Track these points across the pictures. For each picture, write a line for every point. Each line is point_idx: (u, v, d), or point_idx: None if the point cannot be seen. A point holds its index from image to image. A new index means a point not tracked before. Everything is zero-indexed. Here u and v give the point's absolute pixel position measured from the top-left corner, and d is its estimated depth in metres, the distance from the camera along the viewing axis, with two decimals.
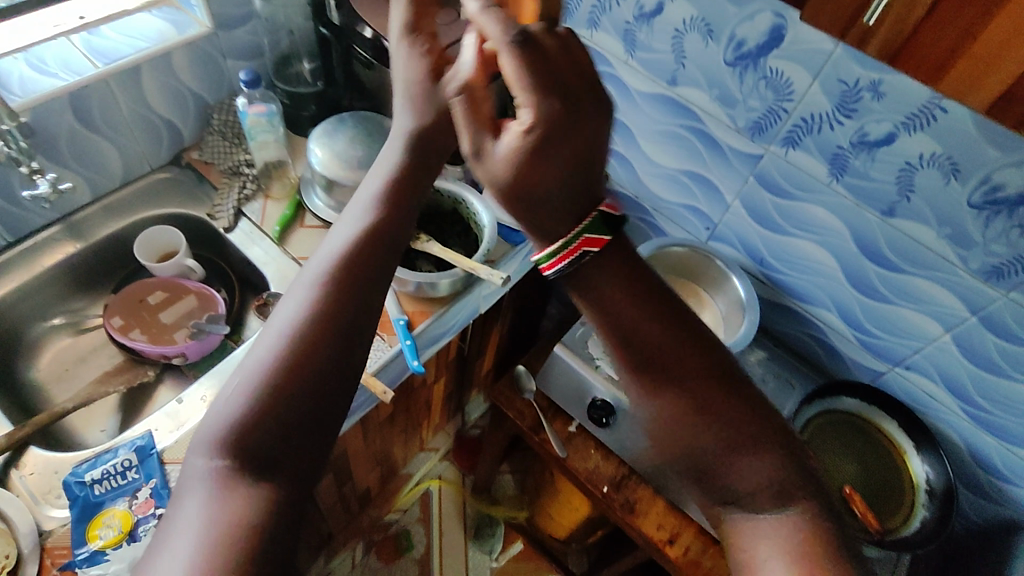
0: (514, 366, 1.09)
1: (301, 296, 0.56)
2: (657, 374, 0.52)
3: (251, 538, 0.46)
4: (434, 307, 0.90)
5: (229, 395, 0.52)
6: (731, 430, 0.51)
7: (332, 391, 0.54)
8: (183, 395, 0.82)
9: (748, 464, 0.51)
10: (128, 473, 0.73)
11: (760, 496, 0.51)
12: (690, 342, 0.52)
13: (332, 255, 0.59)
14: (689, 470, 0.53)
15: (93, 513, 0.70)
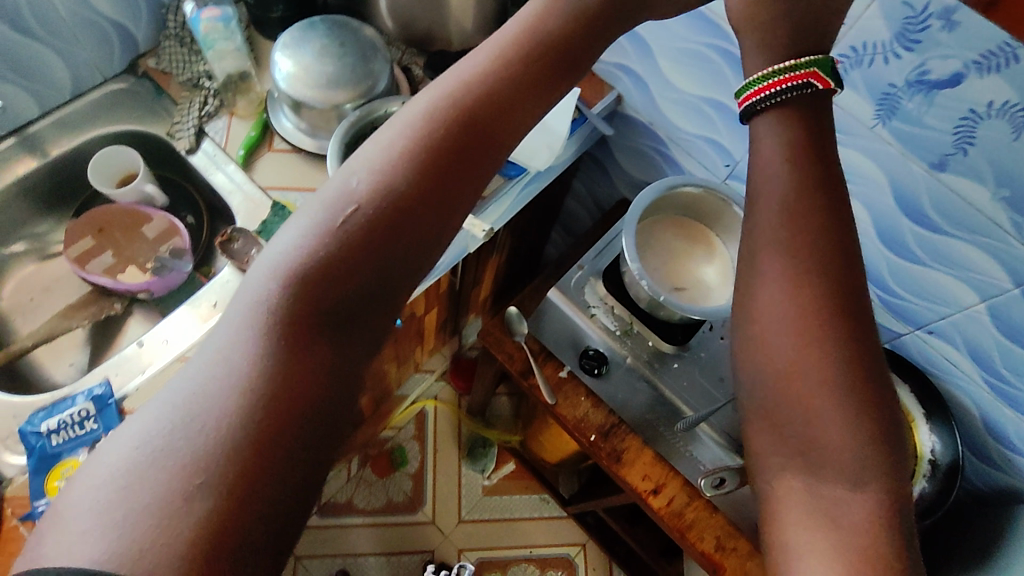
0: (506, 307, 0.99)
1: (414, 127, 0.49)
2: (835, 298, 0.51)
3: (287, 405, 0.41)
4: None
5: (312, 218, 0.45)
6: (845, 378, 0.49)
7: (411, 259, 0.47)
8: (143, 338, 0.76)
9: (835, 412, 0.48)
10: (87, 423, 0.70)
11: (840, 458, 0.48)
12: (849, 296, 0.51)
13: (457, 89, 0.51)
14: (771, 406, 0.51)
15: (51, 464, 0.68)
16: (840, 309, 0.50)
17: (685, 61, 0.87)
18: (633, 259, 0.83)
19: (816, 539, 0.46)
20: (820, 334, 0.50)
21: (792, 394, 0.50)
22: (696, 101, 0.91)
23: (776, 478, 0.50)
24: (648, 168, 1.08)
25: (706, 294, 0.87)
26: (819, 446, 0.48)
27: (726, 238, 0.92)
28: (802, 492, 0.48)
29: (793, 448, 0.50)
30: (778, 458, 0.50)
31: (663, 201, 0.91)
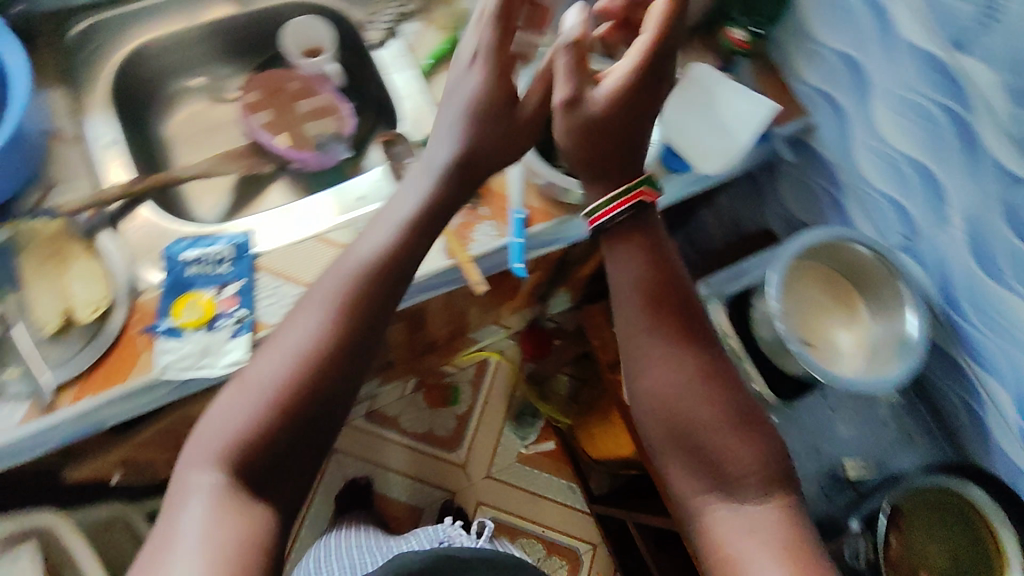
0: None
1: (321, 316, 0.56)
2: (683, 330, 0.62)
3: (267, 549, 0.49)
4: (558, 213, 0.79)
5: (232, 414, 0.53)
6: (737, 421, 0.59)
7: (321, 430, 0.55)
8: (290, 205, 0.77)
9: (741, 452, 0.58)
10: (221, 266, 0.71)
11: (745, 476, 0.57)
12: (682, 323, 0.62)
13: (362, 265, 0.59)
14: (689, 462, 0.59)
15: (182, 291, 0.69)
16: (708, 359, 0.62)
17: (905, 111, 0.77)
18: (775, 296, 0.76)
19: (749, 539, 0.54)
20: (699, 376, 0.61)
21: (705, 450, 0.59)
22: (900, 159, 0.80)
23: (710, 520, 0.57)
24: (812, 211, 0.98)
25: (835, 363, 0.82)
26: (744, 486, 0.57)
27: (874, 311, 0.83)
28: (741, 535, 0.55)
29: (712, 483, 0.58)
30: (708, 504, 0.58)
31: (831, 252, 0.83)
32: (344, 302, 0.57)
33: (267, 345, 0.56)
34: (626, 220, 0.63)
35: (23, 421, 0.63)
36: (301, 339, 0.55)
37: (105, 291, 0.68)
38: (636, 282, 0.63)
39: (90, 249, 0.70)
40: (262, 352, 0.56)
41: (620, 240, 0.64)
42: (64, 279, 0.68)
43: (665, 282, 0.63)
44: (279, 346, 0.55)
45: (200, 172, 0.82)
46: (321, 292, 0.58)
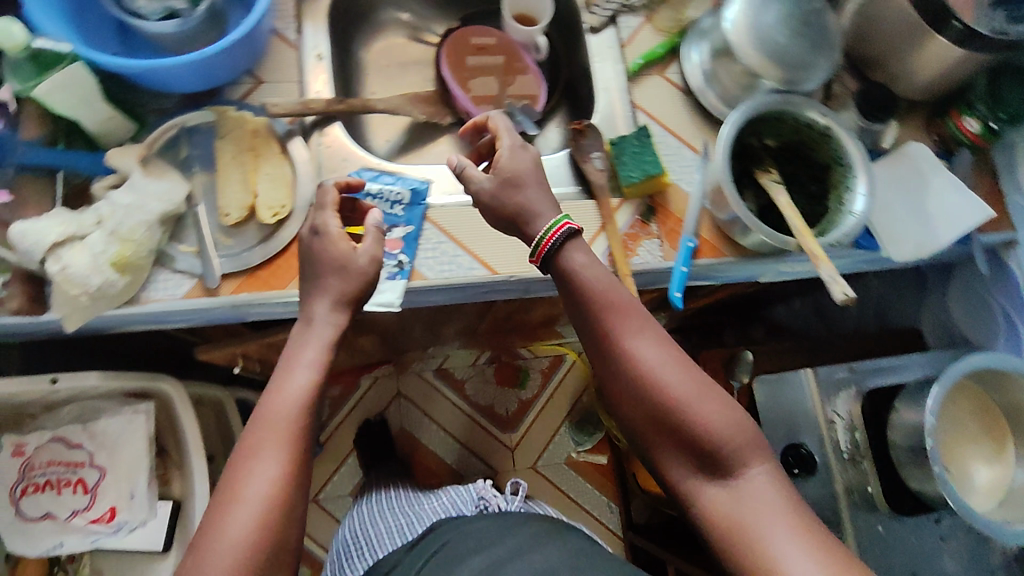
0: (742, 349, 0.94)
1: (240, 500, 0.50)
2: (639, 311, 0.61)
3: None
4: (728, 252, 0.76)
5: None
6: (704, 389, 0.58)
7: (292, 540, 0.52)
8: (467, 166, 0.77)
9: (716, 421, 0.56)
10: (396, 207, 0.72)
11: (726, 443, 0.56)
12: (633, 305, 0.61)
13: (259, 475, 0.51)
14: (669, 446, 0.58)
15: (355, 220, 0.71)
16: (658, 333, 0.61)
17: None
18: (931, 409, 0.73)
19: (758, 506, 0.54)
20: (668, 356, 0.59)
21: (682, 433, 0.57)
22: None
23: (704, 500, 0.56)
24: (982, 331, 0.91)
25: (971, 497, 0.76)
26: (724, 454, 0.56)
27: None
28: (737, 509, 0.54)
29: (699, 462, 0.57)
30: (698, 485, 0.57)
31: (998, 384, 0.78)
32: (285, 440, 0.53)
33: (237, 492, 0.51)
34: (568, 242, 0.63)
35: (185, 297, 0.65)
36: (272, 482, 0.51)
37: (288, 198, 0.69)
38: (590, 284, 0.61)
39: (283, 152, 0.72)
40: (235, 507, 0.50)
41: (563, 262, 0.63)
42: (252, 178, 0.69)
43: (610, 282, 0.62)
44: (240, 500, 0.50)
45: (389, 108, 0.81)
46: (269, 424, 0.53)
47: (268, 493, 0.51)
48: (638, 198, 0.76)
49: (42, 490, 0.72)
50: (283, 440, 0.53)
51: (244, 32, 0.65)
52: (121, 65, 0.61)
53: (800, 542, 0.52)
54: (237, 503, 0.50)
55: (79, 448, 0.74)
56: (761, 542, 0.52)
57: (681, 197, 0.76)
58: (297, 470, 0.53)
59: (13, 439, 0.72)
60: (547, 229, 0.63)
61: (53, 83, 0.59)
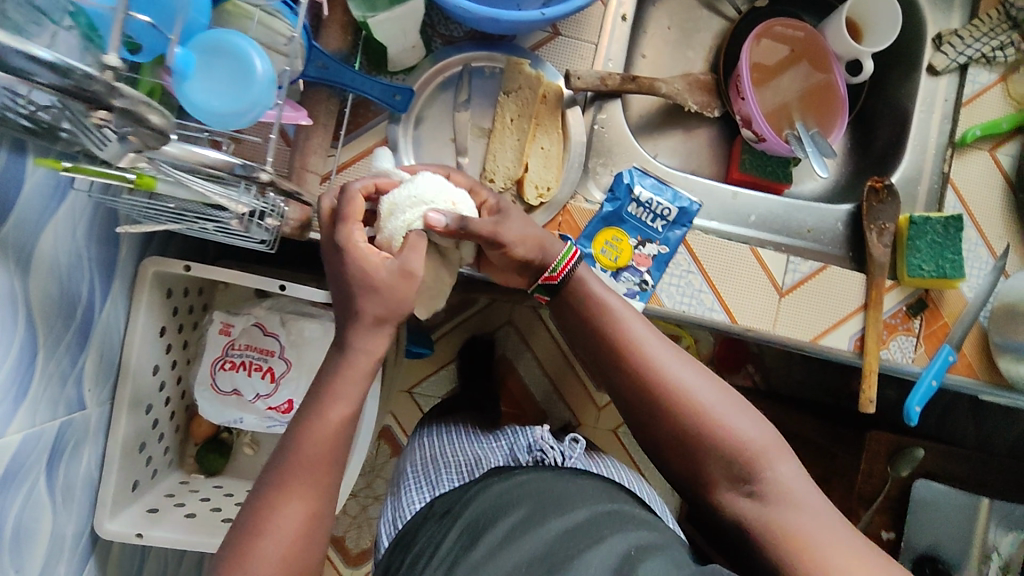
0: (918, 445, 0.87)
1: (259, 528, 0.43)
2: (639, 319, 0.51)
3: None
4: (982, 376, 0.69)
5: None
6: (728, 394, 0.48)
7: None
8: (740, 193, 0.71)
9: (744, 426, 0.46)
10: (657, 221, 0.66)
11: (751, 450, 0.45)
12: (635, 317, 0.51)
13: (277, 507, 0.43)
14: (693, 458, 0.47)
15: (612, 224, 0.66)
16: (669, 343, 0.50)
17: None
18: None
19: (816, 541, 0.42)
20: (680, 363, 0.49)
21: (709, 441, 0.46)
22: None
23: (732, 512, 0.46)
24: None
25: None
26: (753, 459, 0.45)
27: None
28: (778, 524, 0.43)
29: (726, 475, 0.46)
30: (727, 495, 0.46)
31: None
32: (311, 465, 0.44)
33: (265, 519, 0.43)
34: (580, 267, 0.54)
35: None
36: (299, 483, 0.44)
37: (556, 181, 0.65)
38: (585, 292, 0.52)
39: (563, 125, 0.67)
40: (259, 540, 0.42)
41: (579, 284, 0.53)
42: (527, 148, 0.65)
43: (608, 294, 0.52)
44: (259, 534, 0.42)
45: (669, 91, 0.72)
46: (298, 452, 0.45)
47: (301, 522, 0.43)
48: (911, 288, 0.69)
49: (237, 369, 0.75)
50: (323, 471, 0.45)
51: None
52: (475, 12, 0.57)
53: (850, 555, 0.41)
54: (263, 534, 0.42)
55: (274, 338, 0.75)
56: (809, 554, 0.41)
57: (958, 300, 0.69)
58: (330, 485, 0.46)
59: (222, 316, 0.75)
60: (559, 258, 0.53)
61: (392, 15, 0.55)
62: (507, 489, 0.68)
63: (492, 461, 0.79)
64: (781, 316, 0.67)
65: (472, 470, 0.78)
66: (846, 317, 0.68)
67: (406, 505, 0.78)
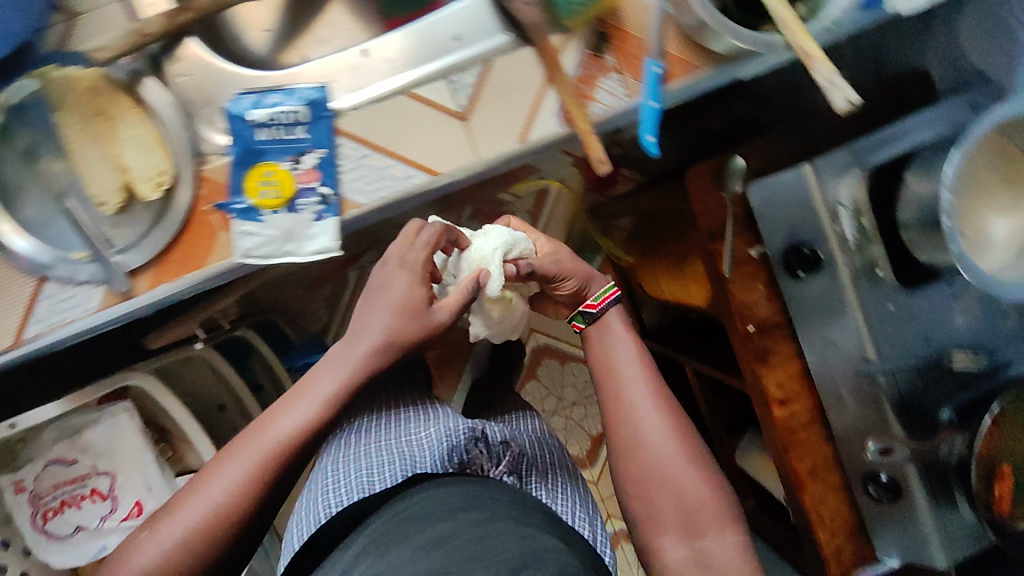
0: (732, 156, 0.83)
1: (222, 480, 0.54)
2: (658, 385, 0.67)
3: None
4: (702, 63, 0.63)
5: (154, 543, 0.53)
6: (686, 454, 0.64)
7: (225, 539, 0.54)
8: (368, 45, 0.61)
9: (689, 484, 0.62)
10: (295, 131, 0.58)
11: (702, 506, 0.62)
12: (648, 375, 0.67)
13: (228, 480, 0.54)
14: (643, 491, 0.63)
15: (254, 161, 0.58)
16: (664, 397, 0.66)
17: None
18: (948, 184, 0.65)
19: None
20: (660, 421, 0.64)
21: (660, 486, 0.62)
22: None
23: (670, 554, 0.61)
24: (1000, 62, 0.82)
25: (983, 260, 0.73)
26: (691, 511, 0.62)
27: None
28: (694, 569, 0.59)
29: (675, 522, 0.62)
30: (670, 542, 0.62)
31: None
32: (270, 462, 0.55)
33: (205, 486, 0.54)
34: (607, 312, 0.71)
35: (100, 308, 0.57)
36: (238, 479, 0.54)
37: (164, 160, 0.57)
38: (631, 359, 0.68)
39: (140, 106, 0.57)
40: (194, 502, 0.54)
41: (600, 336, 0.70)
42: (114, 149, 0.57)
43: (634, 353, 0.69)
44: (200, 499, 0.54)
45: None
46: (263, 443, 0.56)
47: (224, 503, 0.54)
48: (586, 26, 0.62)
49: (63, 510, 0.72)
50: (247, 472, 0.54)
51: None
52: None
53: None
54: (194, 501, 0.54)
55: (79, 463, 0.72)
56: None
57: (638, 9, 0.62)
58: (265, 486, 0.55)
59: (8, 478, 0.70)
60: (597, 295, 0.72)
61: None
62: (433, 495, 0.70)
63: (439, 442, 0.80)
64: (477, 139, 0.61)
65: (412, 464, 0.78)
66: (539, 99, 0.62)
67: (332, 502, 0.77)
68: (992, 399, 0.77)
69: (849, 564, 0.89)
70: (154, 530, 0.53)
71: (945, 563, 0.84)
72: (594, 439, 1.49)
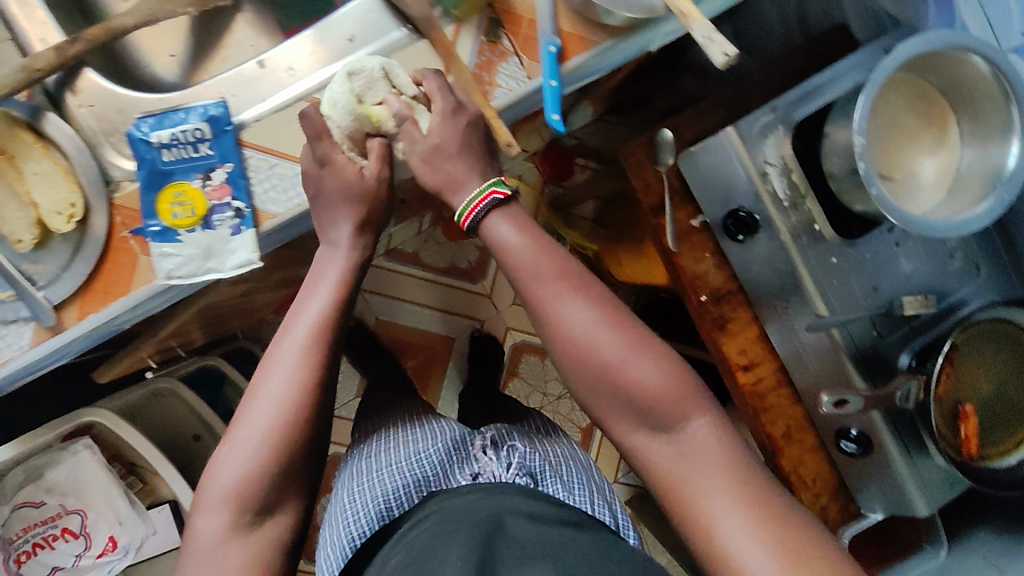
0: (660, 129, 0.84)
1: (279, 382, 0.59)
2: (576, 275, 0.60)
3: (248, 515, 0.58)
4: (597, 38, 0.64)
5: (240, 450, 0.58)
6: (632, 346, 0.58)
7: (297, 438, 0.59)
8: (263, 57, 0.62)
9: (648, 376, 0.58)
10: (200, 148, 0.59)
11: (662, 393, 0.58)
12: (579, 273, 0.60)
13: (284, 378, 0.59)
14: (608, 394, 0.59)
15: (163, 183, 0.59)
16: (579, 280, 0.60)
17: None
18: (860, 129, 0.65)
19: (722, 485, 0.55)
20: (592, 314, 0.59)
21: (623, 388, 0.58)
22: None
23: (647, 451, 0.59)
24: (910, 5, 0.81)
25: (912, 200, 0.73)
26: (657, 398, 0.57)
27: (965, 128, 0.72)
28: (679, 462, 0.57)
29: (648, 423, 0.58)
30: (635, 432, 0.59)
31: (933, 65, 0.71)
32: (314, 365, 0.60)
33: (261, 391, 0.60)
34: (491, 214, 0.60)
35: (32, 345, 0.59)
36: (277, 412, 0.59)
37: (75, 190, 0.58)
38: (529, 257, 0.59)
39: (41, 140, 0.58)
40: (255, 407, 0.59)
41: (494, 234, 0.60)
42: (22, 187, 0.57)
43: (551, 251, 0.60)
44: (261, 399, 0.59)
45: (138, 21, 0.63)
46: (298, 340, 0.60)
47: (279, 408, 0.59)
48: (477, 15, 0.63)
49: (34, 553, 0.71)
50: (302, 383, 0.60)
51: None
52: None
53: (729, 499, 0.54)
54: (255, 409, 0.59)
55: (47, 504, 0.72)
56: (691, 496, 0.55)
57: None
58: (307, 384, 0.60)
59: None
60: (471, 200, 0.60)
61: None
62: (447, 512, 0.69)
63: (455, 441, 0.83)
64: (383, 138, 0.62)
65: (421, 472, 0.77)
66: None
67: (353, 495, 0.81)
68: (944, 338, 0.76)
69: (836, 523, 0.87)
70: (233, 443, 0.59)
71: (927, 511, 0.82)
72: (584, 431, 1.48)
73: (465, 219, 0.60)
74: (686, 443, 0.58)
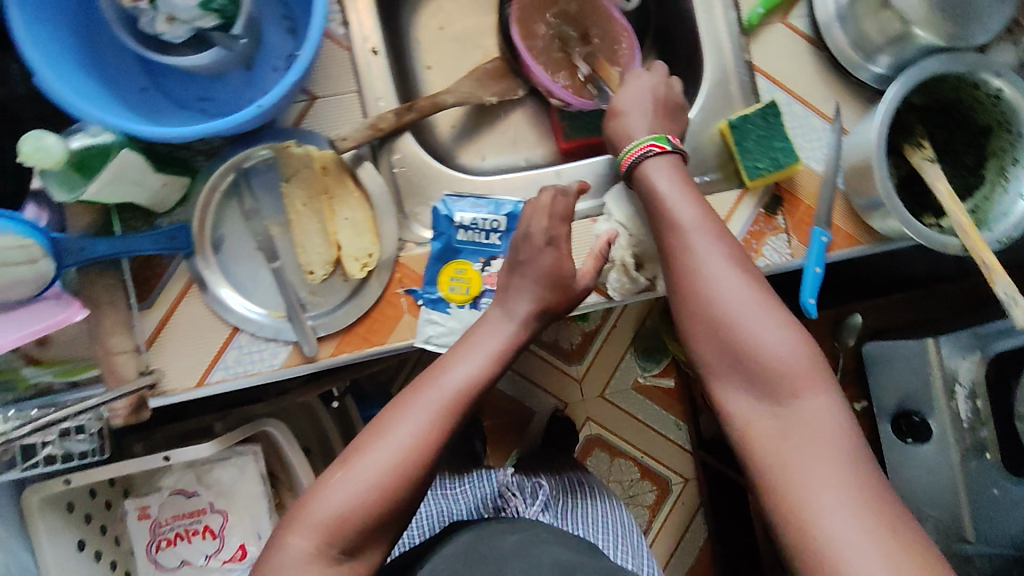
0: (852, 312, 0.88)
1: (410, 425, 0.52)
2: (719, 227, 0.57)
3: (329, 539, 0.48)
4: (864, 238, 0.67)
5: (341, 477, 0.50)
6: (764, 305, 0.52)
7: (404, 488, 0.50)
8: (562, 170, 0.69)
9: (776, 343, 0.50)
10: (491, 237, 0.63)
11: (785, 361, 0.50)
12: (721, 227, 0.57)
13: (413, 421, 0.52)
14: (724, 355, 0.52)
15: (449, 258, 0.63)
16: (727, 238, 0.56)
17: None
18: None
19: (843, 487, 0.44)
20: (727, 268, 0.54)
21: (745, 350, 0.51)
22: None
23: (746, 418, 0.50)
24: None
25: None
26: (782, 368, 0.50)
27: None
28: (785, 435, 0.48)
29: (758, 389, 0.50)
30: (739, 399, 0.51)
31: None
32: (445, 420, 0.53)
33: (385, 421, 0.53)
34: (651, 160, 0.60)
35: (283, 366, 0.61)
36: (396, 455, 0.50)
37: (374, 243, 0.61)
38: (677, 202, 0.57)
39: (358, 186, 0.62)
40: (375, 439, 0.52)
41: (647, 178, 0.60)
42: (331, 225, 0.61)
43: (701, 203, 0.58)
44: (387, 431, 0.52)
45: (458, 100, 0.69)
46: (441, 392, 0.54)
47: (399, 455, 0.51)
48: (763, 186, 0.67)
49: (175, 542, 0.75)
50: (426, 426, 0.52)
51: (318, 41, 0.52)
52: (159, 136, 0.51)
53: (838, 485, 0.45)
54: (377, 439, 0.52)
55: (198, 497, 0.75)
56: (794, 480, 0.46)
57: (812, 179, 0.67)
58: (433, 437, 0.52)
59: (136, 503, 0.74)
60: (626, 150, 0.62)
61: (105, 181, 0.52)
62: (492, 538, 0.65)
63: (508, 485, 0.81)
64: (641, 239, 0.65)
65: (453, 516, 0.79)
66: None
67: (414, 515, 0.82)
68: None
69: None
70: (339, 468, 0.51)
71: None
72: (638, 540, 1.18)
73: (622, 163, 0.62)
74: (793, 413, 0.49)
